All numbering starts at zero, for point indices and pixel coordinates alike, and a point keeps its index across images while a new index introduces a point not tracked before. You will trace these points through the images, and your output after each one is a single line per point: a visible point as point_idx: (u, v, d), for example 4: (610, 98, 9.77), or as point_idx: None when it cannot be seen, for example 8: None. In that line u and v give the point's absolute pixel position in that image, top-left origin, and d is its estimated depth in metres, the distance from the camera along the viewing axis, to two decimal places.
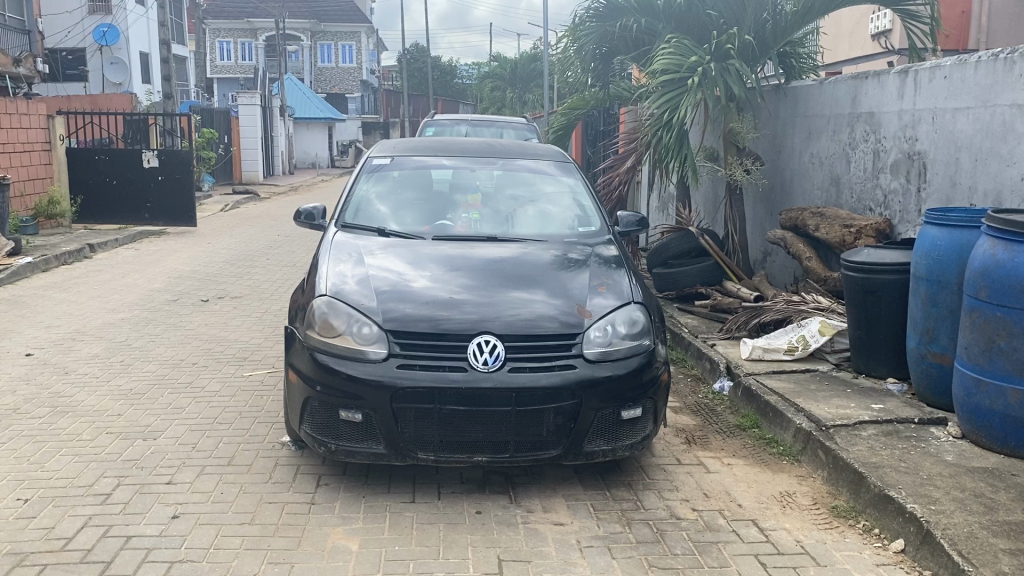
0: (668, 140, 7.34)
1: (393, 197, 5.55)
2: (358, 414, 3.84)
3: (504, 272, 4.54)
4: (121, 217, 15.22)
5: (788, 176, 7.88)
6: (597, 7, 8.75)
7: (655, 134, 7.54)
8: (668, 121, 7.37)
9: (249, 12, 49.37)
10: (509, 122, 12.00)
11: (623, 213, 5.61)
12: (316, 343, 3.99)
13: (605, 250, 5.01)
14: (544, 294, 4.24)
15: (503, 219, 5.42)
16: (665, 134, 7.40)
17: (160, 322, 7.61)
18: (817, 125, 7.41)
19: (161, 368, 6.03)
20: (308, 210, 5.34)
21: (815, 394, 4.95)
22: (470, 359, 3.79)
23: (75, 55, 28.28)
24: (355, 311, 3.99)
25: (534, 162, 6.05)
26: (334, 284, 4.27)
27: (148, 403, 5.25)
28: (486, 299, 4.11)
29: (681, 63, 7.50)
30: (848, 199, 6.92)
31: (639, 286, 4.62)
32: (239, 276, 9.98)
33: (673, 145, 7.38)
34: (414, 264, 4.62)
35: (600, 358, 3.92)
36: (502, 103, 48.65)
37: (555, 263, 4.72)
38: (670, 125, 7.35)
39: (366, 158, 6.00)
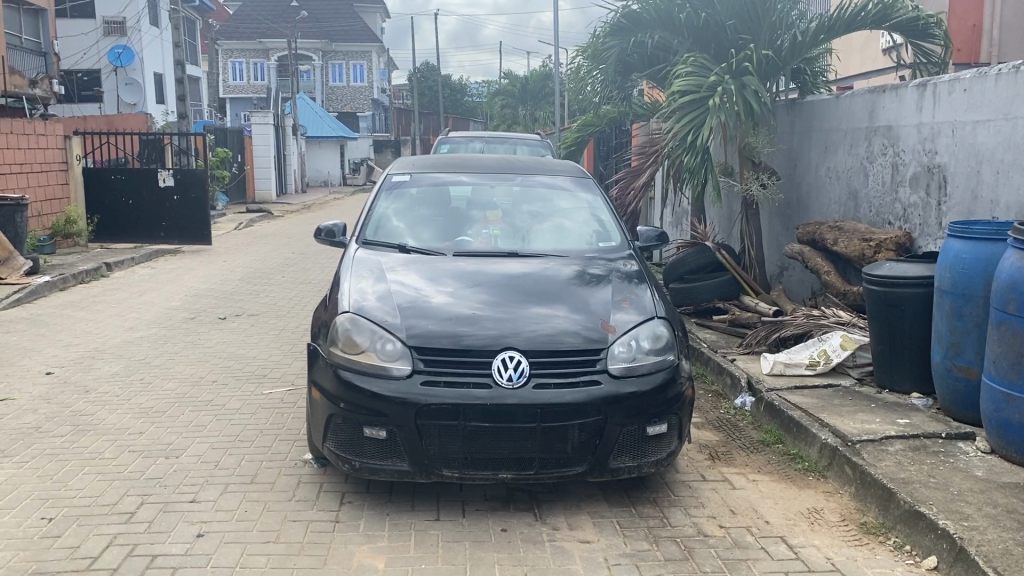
0: (691, 162, 7.26)
1: (412, 215, 5.55)
2: (382, 431, 3.83)
3: (525, 288, 4.54)
4: (137, 235, 15.32)
5: (805, 190, 7.87)
6: (613, 27, 8.66)
7: (676, 156, 7.47)
8: (692, 143, 7.30)
9: (262, 33, 49.87)
10: (523, 138, 12.03)
11: (643, 228, 5.59)
12: (339, 360, 3.98)
13: (625, 265, 5.00)
14: (566, 309, 4.23)
15: (522, 235, 5.42)
16: (688, 155, 7.33)
17: (179, 340, 7.63)
18: (833, 139, 7.39)
19: (182, 386, 6.04)
20: (329, 226, 5.35)
21: (839, 408, 4.91)
22: (494, 374, 3.78)
23: (91, 76, 28.62)
24: (378, 327, 3.99)
25: (550, 179, 6.03)
26: (356, 301, 4.28)
27: (169, 421, 5.25)
28: (507, 314, 4.10)
29: (699, 85, 7.49)
30: (866, 212, 6.89)
31: (662, 301, 4.60)
32: (255, 294, 10.02)
33: (694, 166, 7.31)
34: (435, 280, 4.62)
35: (625, 374, 3.89)
36: (513, 120, 48.76)
37: (576, 279, 4.71)
38: (694, 147, 7.28)
39: (384, 175, 6.01)
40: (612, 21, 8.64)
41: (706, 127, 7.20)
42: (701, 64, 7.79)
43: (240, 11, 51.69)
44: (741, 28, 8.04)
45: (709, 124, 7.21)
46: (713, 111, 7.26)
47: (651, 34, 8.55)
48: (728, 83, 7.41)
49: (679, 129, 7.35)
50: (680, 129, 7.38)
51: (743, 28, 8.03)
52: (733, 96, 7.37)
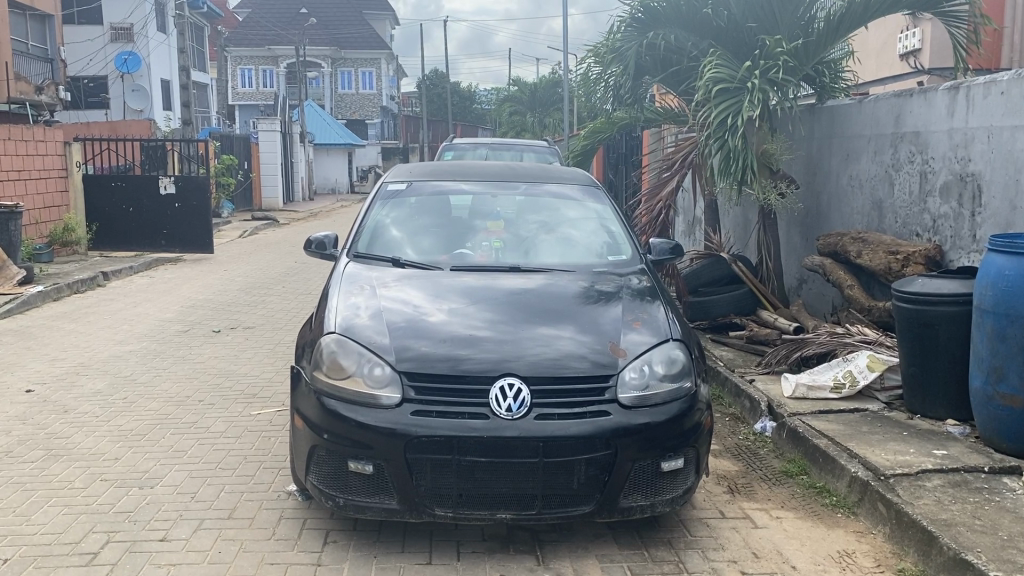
0: (734, 144, 6.94)
1: (407, 226, 5.20)
2: (368, 466, 3.48)
3: (528, 305, 4.19)
4: (137, 243, 15.04)
5: (825, 199, 7.53)
6: (627, 23, 8.22)
7: (717, 142, 7.09)
8: (733, 126, 7.00)
9: (271, 40, 49.80)
10: (529, 144, 11.70)
11: (656, 240, 5.20)
12: (324, 387, 3.63)
13: (637, 281, 4.65)
14: (573, 330, 3.88)
15: (527, 247, 5.08)
16: (730, 139, 7.00)
17: (169, 355, 7.31)
18: (856, 146, 7.04)
19: (166, 406, 5.71)
20: (320, 238, 5.00)
21: (869, 437, 4.53)
22: (493, 404, 3.43)
23: (97, 82, 28.50)
24: (366, 350, 3.64)
25: (559, 187, 5.69)
26: (345, 319, 3.94)
27: (148, 446, 4.91)
28: (508, 336, 3.76)
29: (732, 76, 7.28)
30: (891, 223, 6.52)
31: (677, 320, 4.24)
32: (253, 305, 9.70)
33: (738, 151, 6.97)
34: (431, 296, 4.27)
35: (637, 403, 3.54)
36: (523, 128, 47.92)
37: (582, 296, 4.35)
38: (736, 127, 6.98)
39: (381, 181, 5.67)
40: (626, 16, 8.22)
41: (744, 110, 6.92)
42: (726, 58, 7.60)
43: (250, 18, 51.62)
44: (762, 27, 7.69)
45: (746, 106, 6.95)
46: (750, 94, 7.05)
47: (665, 32, 8.09)
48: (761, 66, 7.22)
49: (714, 115, 7.07)
50: (716, 116, 7.10)
51: (763, 27, 7.68)
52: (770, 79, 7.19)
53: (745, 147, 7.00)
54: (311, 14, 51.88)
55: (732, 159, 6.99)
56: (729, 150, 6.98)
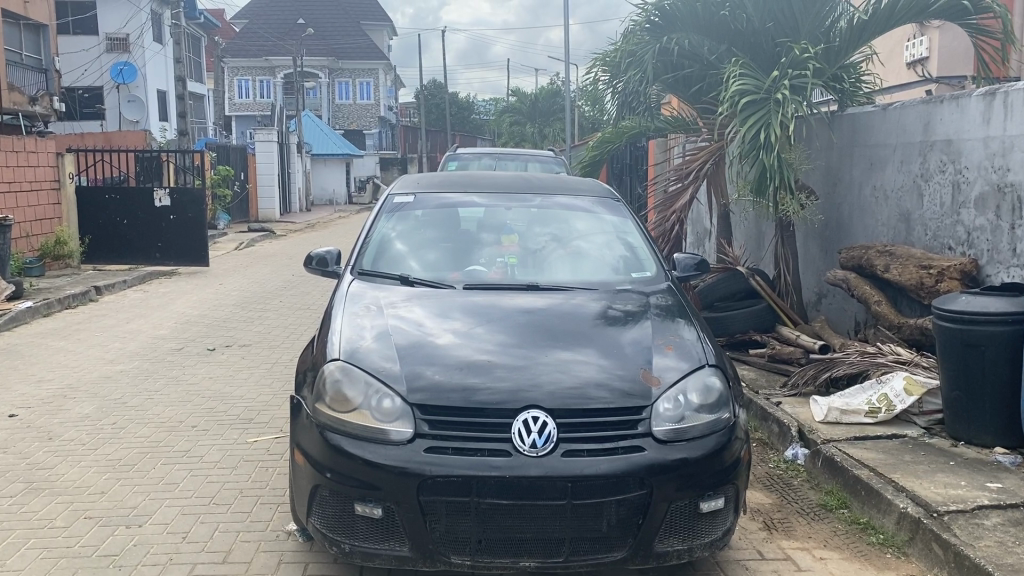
0: (769, 162, 6.68)
1: (413, 243, 4.86)
2: (377, 509, 3.16)
3: (547, 328, 3.87)
4: (131, 256, 14.70)
5: (847, 211, 7.24)
6: (640, 26, 7.94)
7: (751, 160, 6.83)
8: (766, 142, 6.72)
9: (268, 51, 49.61)
10: (534, 153, 11.40)
11: (680, 255, 4.88)
12: (327, 421, 3.31)
13: (663, 300, 4.33)
14: (596, 356, 3.57)
15: (542, 263, 4.76)
16: (765, 157, 6.71)
17: (161, 375, 6.97)
18: (881, 155, 6.75)
19: (157, 432, 5.37)
20: (321, 254, 4.67)
21: (913, 467, 4.21)
22: (514, 439, 3.12)
23: (92, 93, 28.23)
24: (374, 379, 3.32)
25: (573, 200, 5.36)
26: (350, 344, 3.61)
27: (137, 478, 4.57)
28: (526, 364, 3.45)
29: (758, 86, 7.03)
30: (920, 236, 6.22)
31: (708, 342, 3.93)
32: (249, 321, 9.37)
33: (775, 168, 6.71)
34: (443, 317, 3.95)
35: (672, 438, 3.22)
36: (522, 137, 47.55)
37: (603, 316, 4.04)
38: (770, 145, 6.70)
39: (385, 194, 5.32)
40: (642, 19, 7.90)
41: (776, 124, 6.65)
42: (748, 67, 7.32)
43: (247, 28, 51.42)
44: (781, 30, 7.45)
45: (778, 120, 6.69)
46: (780, 105, 6.80)
47: (681, 36, 7.80)
48: (789, 74, 6.98)
49: (746, 130, 6.80)
50: (747, 131, 6.83)
51: (780, 31, 7.46)
52: (795, 88, 6.97)
53: (781, 165, 6.75)
54: (308, 25, 51.74)
55: (769, 177, 6.76)
56: (765, 169, 6.73)
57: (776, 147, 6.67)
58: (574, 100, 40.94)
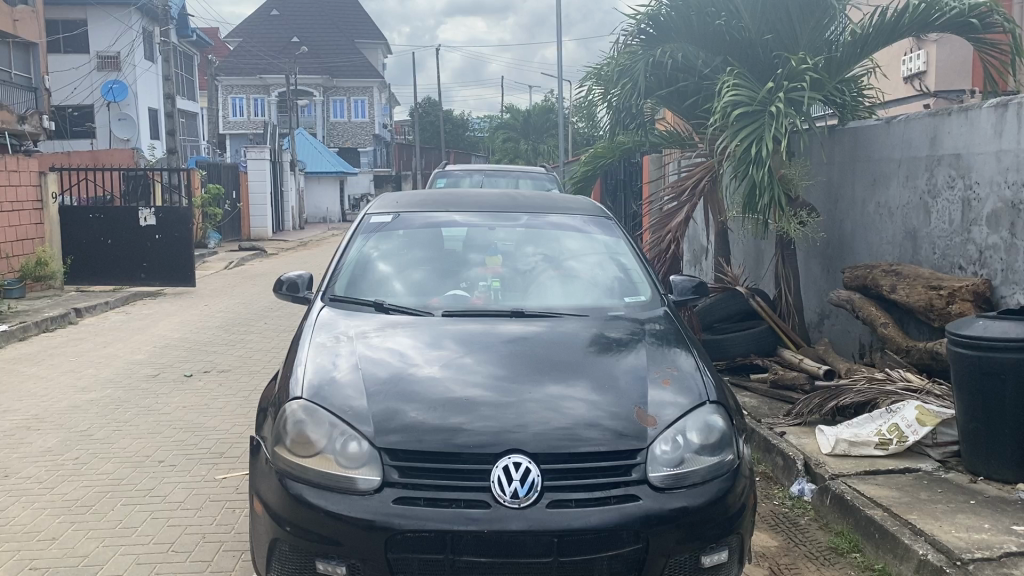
0: (760, 178, 6.41)
1: (392, 266, 4.54)
2: (341, 567, 2.83)
3: (533, 359, 3.58)
4: (116, 277, 14.38)
5: (849, 229, 6.97)
6: (632, 38, 7.69)
7: (741, 175, 6.56)
8: (757, 156, 6.46)
9: (262, 69, 49.53)
10: (526, 170, 11.13)
11: (677, 277, 4.57)
12: (287, 466, 3.00)
13: (659, 326, 4.03)
14: (586, 391, 3.28)
15: (529, 286, 4.45)
16: (755, 172, 6.45)
17: (133, 404, 6.64)
18: (884, 170, 6.48)
19: (121, 468, 5.04)
20: (292, 278, 4.37)
21: (930, 507, 3.90)
22: (494, 488, 2.82)
23: (82, 111, 27.97)
24: (339, 420, 3.02)
25: (563, 218, 5.05)
26: (317, 379, 3.31)
27: (93, 521, 4.24)
28: (510, 401, 3.16)
29: (751, 97, 6.76)
30: (927, 254, 5.94)
31: (709, 372, 3.63)
32: (231, 345, 9.05)
33: (765, 185, 6.44)
34: (420, 346, 3.66)
35: (670, 485, 2.92)
36: (516, 154, 47.43)
37: (592, 343, 3.75)
38: (761, 160, 6.43)
39: (363, 215, 5.01)
40: (634, 30, 7.65)
41: (769, 137, 6.38)
42: (743, 78, 7.05)
43: (240, 46, 51.32)
44: (779, 40, 7.17)
45: (771, 134, 6.43)
46: (775, 118, 6.54)
47: (675, 47, 7.53)
48: (785, 86, 6.72)
49: (736, 144, 6.54)
50: (739, 144, 6.56)
51: (780, 42, 7.16)
52: (791, 101, 6.70)
53: (772, 179, 6.48)
54: (302, 43, 51.70)
55: (758, 192, 6.47)
56: (755, 184, 6.46)
57: (767, 161, 6.40)
58: (569, 118, 40.84)
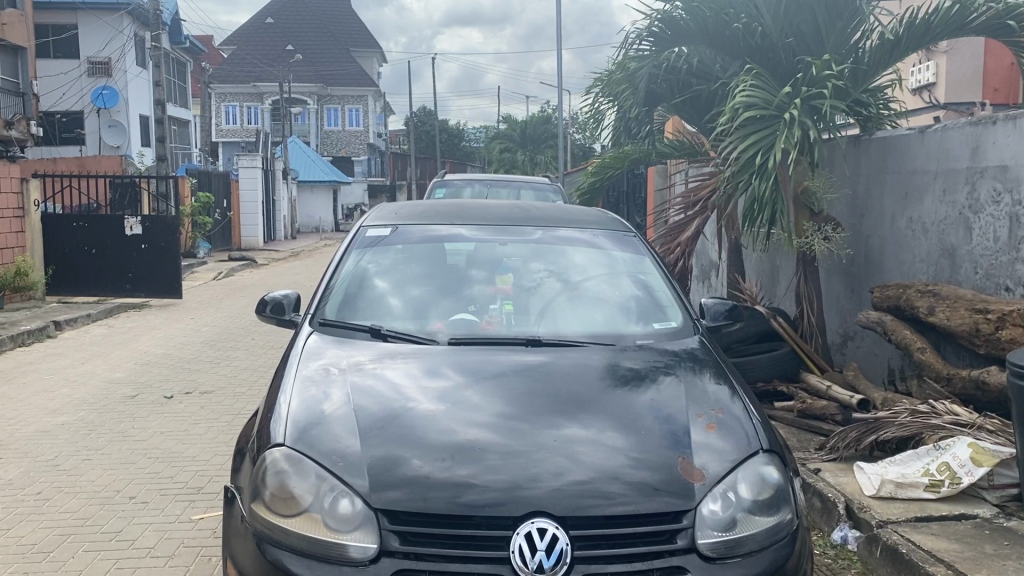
0: (762, 191, 6.03)
1: (389, 287, 4.05)
2: None
3: (549, 392, 3.13)
4: (100, 288, 13.87)
5: (876, 244, 6.53)
6: (643, 37, 7.27)
7: (741, 185, 6.18)
8: (761, 168, 6.06)
9: (256, 78, 49.16)
10: (528, 180, 10.68)
11: (709, 300, 4.11)
12: (266, 528, 2.55)
13: (690, 353, 3.58)
14: (612, 435, 2.85)
15: (543, 309, 3.98)
16: (758, 184, 6.07)
17: (107, 429, 6.15)
18: (917, 183, 6.05)
19: (86, 506, 4.54)
20: (276, 298, 3.89)
21: (997, 563, 3.47)
22: (513, 559, 2.37)
23: (70, 117, 27.46)
24: (327, 472, 2.58)
25: (578, 232, 4.57)
26: (302, 421, 2.86)
27: (49, 572, 3.75)
28: (522, 447, 2.73)
29: (767, 101, 6.28)
30: (967, 273, 5.51)
31: (755, 411, 3.18)
32: (216, 363, 8.55)
33: (767, 200, 6.06)
34: (420, 376, 3.20)
35: (722, 554, 2.48)
36: (512, 165, 47.10)
37: (613, 373, 3.31)
38: (765, 172, 6.05)
39: (356, 228, 4.50)
40: (645, 29, 7.22)
41: (779, 146, 5.91)
42: (763, 79, 6.53)
43: (234, 54, 50.93)
44: (803, 44, 6.72)
45: (781, 141, 5.97)
46: (787, 125, 6.06)
47: (690, 50, 7.12)
48: (803, 92, 6.22)
49: (741, 150, 6.11)
50: (744, 150, 6.13)
51: (804, 45, 6.72)
52: (809, 108, 6.21)
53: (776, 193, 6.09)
54: (297, 52, 51.40)
55: (759, 207, 6.12)
56: (756, 198, 6.10)
57: (773, 174, 6.00)
58: (566, 129, 40.61)
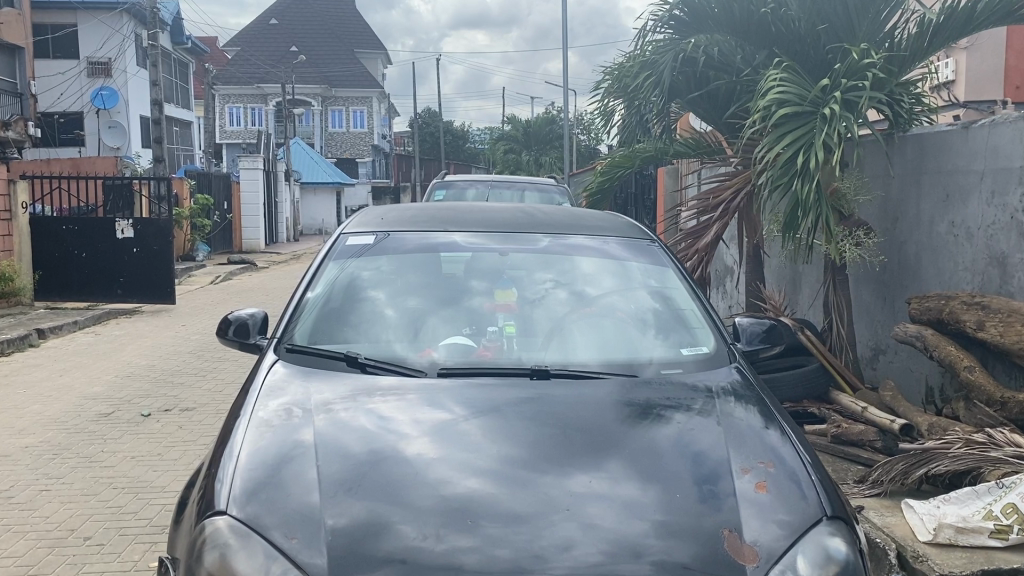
0: (805, 193, 5.47)
1: (368, 304, 3.52)
2: None
3: (557, 432, 2.63)
4: (89, 293, 13.37)
5: (913, 251, 5.97)
6: (660, 26, 6.77)
7: (782, 188, 5.64)
8: (803, 168, 5.52)
9: (260, 79, 48.77)
10: (532, 181, 10.14)
11: (745, 320, 3.60)
12: None
13: (724, 382, 3.07)
14: (634, 492, 2.35)
15: (551, 329, 3.45)
16: (799, 187, 5.52)
17: (74, 453, 5.64)
18: (959, 185, 5.51)
19: (35, 549, 4.03)
20: (242, 317, 3.41)
21: None
22: None
23: (69, 118, 27.01)
24: (278, 551, 2.09)
25: (591, 239, 4.00)
26: (254, 480, 2.36)
27: None
28: (526, 510, 2.24)
29: (802, 96, 5.77)
30: (1019, 284, 4.97)
31: (810, 457, 2.66)
32: (201, 376, 8.02)
33: (810, 204, 5.50)
34: (402, 413, 2.70)
35: None
36: (517, 166, 46.66)
37: (634, 406, 2.81)
38: (808, 173, 5.49)
39: (336, 235, 3.96)
40: (663, 17, 6.74)
41: (818, 145, 5.41)
42: (794, 71, 6.04)
43: (238, 55, 50.55)
44: (833, 32, 6.16)
45: (821, 140, 5.47)
46: (827, 123, 5.56)
47: (710, 40, 6.55)
48: (844, 83, 5.70)
49: (778, 151, 5.59)
50: (782, 151, 5.62)
51: (837, 33, 6.15)
52: (848, 102, 5.68)
53: (817, 193, 5.53)
54: (301, 53, 51.03)
55: (802, 210, 5.55)
56: (798, 201, 5.53)
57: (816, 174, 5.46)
58: (573, 130, 40.17)
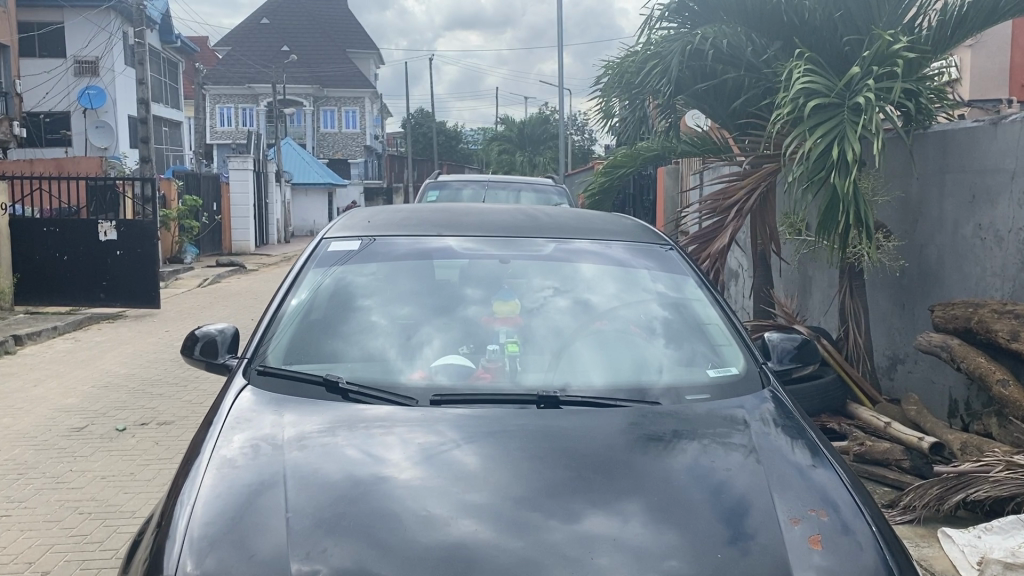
0: (843, 188, 5.13)
1: (356, 318, 3.15)
2: None
3: (563, 466, 2.27)
4: (71, 298, 12.95)
5: (935, 255, 5.63)
6: (668, 18, 6.43)
7: (818, 183, 5.29)
8: (839, 161, 5.19)
9: (251, 79, 48.35)
10: (529, 181, 9.78)
11: (775, 337, 3.27)
12: None
13: (754, 408, 2.72)
14: (656, 539, 2.00)
15: (561, 346, 3.08)
16: (837, 180, 5.18)
17: (40, 472, 5.26)
18: (987, 184, 5.17)
19: None
20: (210, 333, 3.05)
21: None
22: None
23: (55, 117, 26.58)
24: None
25: (594, 243, 3.59)
26: (214, 532, 1.99)
27: None
28: (530, 564, 1.88)
29: (830, 88, 5.46)
30: None
31: (863, 499, 2.31)
32: (182, 386, 7.63)
33: (849, 199, 5.16)
34: (388, 446, 2.33)
35: None
36: (511, 167, 46.28)
37: (653, 438, 2.45)
38: (845, 166, 5.17)
39: (319, 240, 3.57)
40: (670, 8, 6.42)
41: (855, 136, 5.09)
42: (817, 62, 5.72)
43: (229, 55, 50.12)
44: (851, 22, 5.88)
45: (855, 131, 5.15)
46: (861, 113, 5.23)
47: (716, 32, 6.16)
48: (873, 72, 5.38)
49: (811, 145, 5.25)
50: (813, 144, 5.27)
51: (855, 22, 5.86)
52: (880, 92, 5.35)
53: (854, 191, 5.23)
54: (293, 53, 50.64)
55: (838, 206, 5.20)
56: (835, 196, 5.19)
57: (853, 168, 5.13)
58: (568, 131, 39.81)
